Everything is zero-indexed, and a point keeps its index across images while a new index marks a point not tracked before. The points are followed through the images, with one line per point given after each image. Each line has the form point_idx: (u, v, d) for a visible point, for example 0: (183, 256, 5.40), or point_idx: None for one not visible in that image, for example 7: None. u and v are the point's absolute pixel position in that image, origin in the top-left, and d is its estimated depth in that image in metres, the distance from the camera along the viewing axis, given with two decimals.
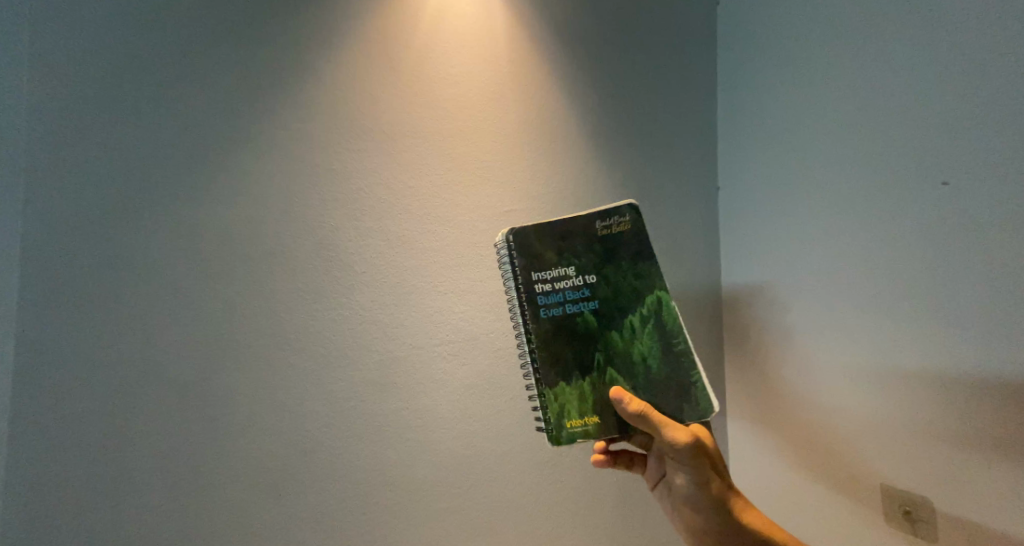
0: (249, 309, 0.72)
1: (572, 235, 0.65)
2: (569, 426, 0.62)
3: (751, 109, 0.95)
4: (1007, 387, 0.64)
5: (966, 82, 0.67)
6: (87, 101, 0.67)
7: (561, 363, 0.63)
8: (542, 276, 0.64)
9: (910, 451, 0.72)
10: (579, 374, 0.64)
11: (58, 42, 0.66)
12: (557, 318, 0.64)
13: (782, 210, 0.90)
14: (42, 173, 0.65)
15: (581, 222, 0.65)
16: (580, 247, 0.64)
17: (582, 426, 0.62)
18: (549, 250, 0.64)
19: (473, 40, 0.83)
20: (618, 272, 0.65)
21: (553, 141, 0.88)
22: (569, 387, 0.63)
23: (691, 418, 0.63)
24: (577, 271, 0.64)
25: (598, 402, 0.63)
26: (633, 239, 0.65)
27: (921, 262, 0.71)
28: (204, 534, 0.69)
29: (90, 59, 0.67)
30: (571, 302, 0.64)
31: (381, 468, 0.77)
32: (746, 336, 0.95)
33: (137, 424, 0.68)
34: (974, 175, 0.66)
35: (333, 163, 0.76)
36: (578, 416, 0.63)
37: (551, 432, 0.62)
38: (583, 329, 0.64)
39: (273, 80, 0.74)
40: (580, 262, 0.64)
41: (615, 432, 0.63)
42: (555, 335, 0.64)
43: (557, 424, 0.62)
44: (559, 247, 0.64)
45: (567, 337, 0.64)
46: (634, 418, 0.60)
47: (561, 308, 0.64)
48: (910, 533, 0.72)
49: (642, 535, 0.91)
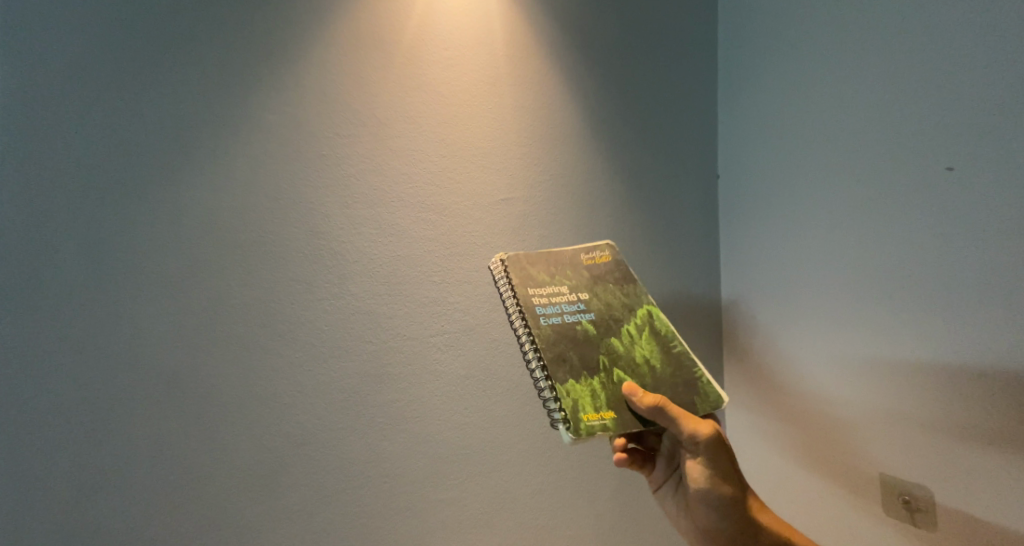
0: (238, 299, 0.70)
1: (561, 262, 0.69)
2: (586, 420, 0.57)
3: (751, 95, 0.94)
4: (1006, 376, 0.64)
5: (969, 67, 0.66)
6: (69, 83, 0.64)
7: (568, 364, 0.61)
8: (537, 292, 0.65)
9: (906, 442, 0.73)
10: (588, 373, 0.61)
11: (35, 19, 0.63)
12: (559, 326, 0.63)
13: (779, 198, 0.89)
14: (22, 159, 0.62)
15: (566, 253, 0.70)
16: (568, 271, 0.68)
17: (600, 419, 0.58)
18: (540, 273, 0.67)
19: (467, 23, 0.82)
20: (606, 291, 0.68)
21: (550, 128, 0.87)
22: (580, 384, 0.60)
23: (704, 410, 0.61)
24: (570, 289, 0.67)
25: (612, 400, 0.59)
26: (616, 267, 0.70)
27: (921, 248, 0.71)
28: (195, 529, 0.68)
29: (71, 38, 0.64)
30: (569, 312, 0.65)
31: (377, 460, 0.76)
32: (744, 327, 0.95)
33: (125, 418, 0.66)
34: (975, 160, 0.66)
35: (325, 149, 0.74)
36: (594, 411, 0.58)
37: (569, 427, 0.57)
38: (585, 336, 0.63)
39: (262, 62, 0.72)
40: (571, 283, 0.67)
41: (635, 427, 0.58)
42: (559, 341, 0.62)
43: (575, 418, 0.57)
44: (550, 271, 0.68)
45: (570, 342, 0.62)
46: (651, 409, 0.58)
47: (560, 317, 0.64)
48: (909, 522, 0.73)
49: (638, 525, 0.91)
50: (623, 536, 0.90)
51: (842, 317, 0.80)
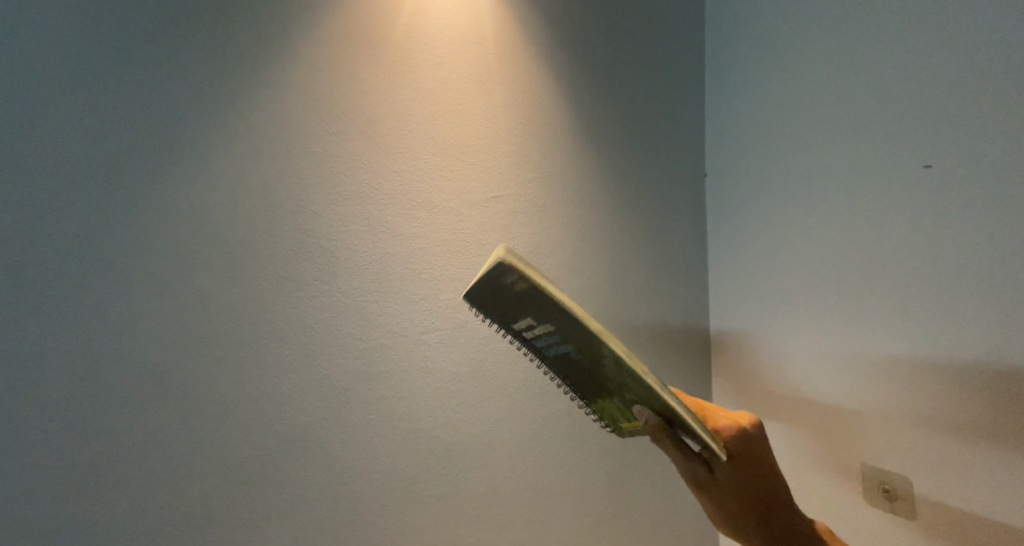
0: (229, 298, 0.71)
1: (497, 305, 0.56)
2: (627, 425, 0.62)
3: (739, 96, 0.96)
4: (984, 369, 0.65)
5: (948, 67, 0.68)
6: (72, 87, 0.65)
7: (581, 397, 0.61)
8: (511, 337, 0.59)
9: (889, 435, 0.74)
10: (601, 399, 0.60)
11: (41, 27, 0.64)
12: (550, 368, 0.59)
13: (768, 196, 0.91)
14: (27, 162, 0.63)
15: (481, 297, 0.56)
16: (509, 311, 0.56)
17: (635, 427, 0.62)
18: (492, 320, 0.58)
19: (457, 20, 0.82)
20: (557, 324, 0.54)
21: (542, 127, 0.87)
22: (603, 407, 0.61)
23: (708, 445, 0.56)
24: (530, 329, 0.56)
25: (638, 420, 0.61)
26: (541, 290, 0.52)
27: (903, 243, 0.73)
28: (184, 526, 0.68)
29: (74, 43, 0.65)
30: (548, 354, 0.58)
31: (367, 458, 0.76)
32: (733, 323, 0.97)
33: (122, 416, 0.66)
34: (955, 159, 0.68)
35: (315, 147, 0.75)
36: (628, 421, 0.61)
37: (617, 430, 0.63)
38: (575, 371, 0.58)
39: (252, 59, 0.72)
40: (525, 322, 0.56)
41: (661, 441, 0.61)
42: (559, 380, 0.60)
43: (616, 426, 0.63)
44: (499, 317, 0.57)
45: (572, 381, 0.60)
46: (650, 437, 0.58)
47: (545, 361, 0.59)
48: (889, 510, 0.74)
49: (627, 519, 0.92)
50: (613, 530, 0.91)
51: (828, 311, 0.82)
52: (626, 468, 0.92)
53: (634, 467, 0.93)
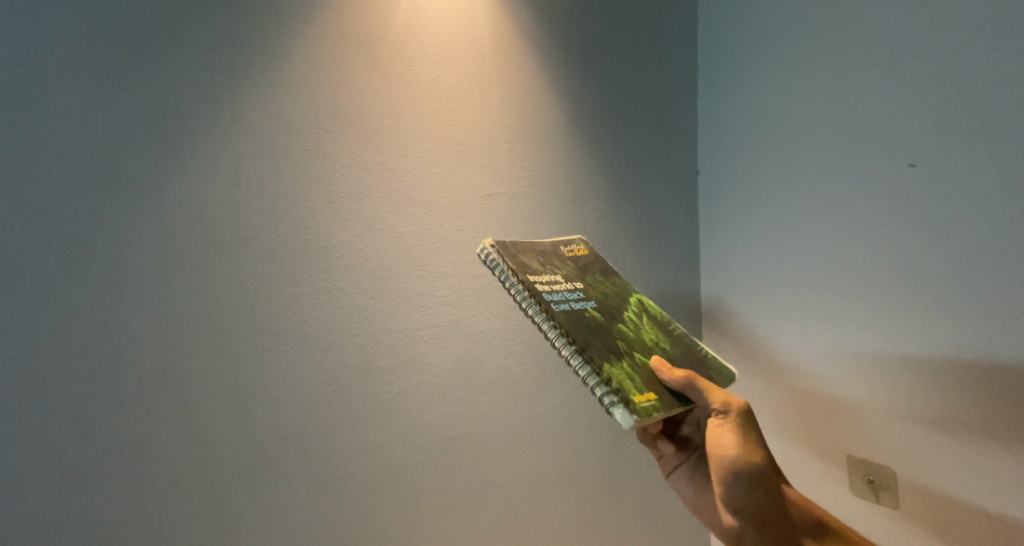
0: (226, 295, 0.71)
1: (546, 253, 0.69)
2: (638, 402, 0.56)
3: (729, 95, 0.97)
4: (967, 364, 0.67)
5: (928, 68, 0.69)
6: (68, 86, 0.65)
7: (596, 348, 0.59)
8: (538, 278, 0.64)
9: (876, 428, 0.77)
10: (614, 357, 0.60)
11: (35, 26, 0.64)
12: (570, 309, 0.62)
13: (759, 194, 0.92)
14: (23, 161, 0.63)
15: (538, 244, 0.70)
16: (555, 261, 0.69)
17: (648, 401, 0.56)
18: (531, 262, 0.66)
19: (449, 19, 0.83)
20: (596, 281, 0.69)
21: (536, 125, 0.88)
22: (615, 368, 0.58)
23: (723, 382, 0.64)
24: (565, 278, 0.66)
25: (646, 383, 0.59)
26: (598, 259, 0.73)
27: (887, 241, 0.74)
28: (184, 520, 0.69)
29: (69, 43, 0.65)
30: (573, 299, 0.64)
31: (365, 451, 0.78)
32: (725, 318, 0.99)
33: (124, 412, 0.67)
34: (938, 158, 0.69)
35: (309, 144, 0.75)
36: (640, 394, 0.57)
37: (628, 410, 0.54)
38: (595, 321, 0.63)
39: (245, 57, 0.72)
40: (563, 273, 0.67)
41: (676, 405, 0.58)
42: (575, 324, 0.60)
43: (627, 401, 0.55)
44: (542, 261, 0.67)
45: (588, 329, 0.61)
46: (683, 381, 0.60)
47: (568, 303, 0.63)
48: (874, 499, 0.78)
49: (622, 511, 0.94)
50: (608, 522, 0.93)
51: (818, 307, 0.84)
52: (619, 462, 0.94)
53: (628, 460, 0.94)
